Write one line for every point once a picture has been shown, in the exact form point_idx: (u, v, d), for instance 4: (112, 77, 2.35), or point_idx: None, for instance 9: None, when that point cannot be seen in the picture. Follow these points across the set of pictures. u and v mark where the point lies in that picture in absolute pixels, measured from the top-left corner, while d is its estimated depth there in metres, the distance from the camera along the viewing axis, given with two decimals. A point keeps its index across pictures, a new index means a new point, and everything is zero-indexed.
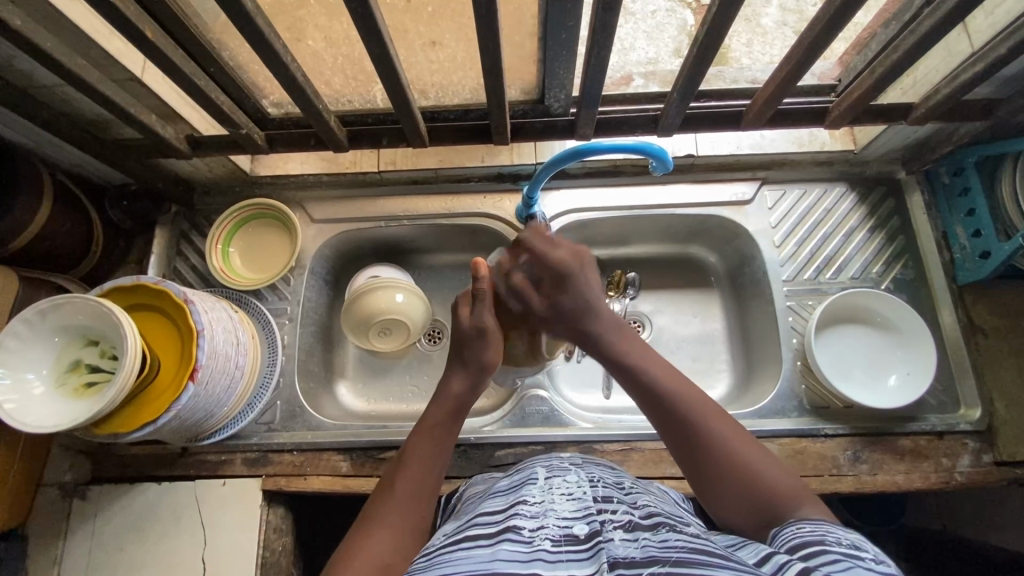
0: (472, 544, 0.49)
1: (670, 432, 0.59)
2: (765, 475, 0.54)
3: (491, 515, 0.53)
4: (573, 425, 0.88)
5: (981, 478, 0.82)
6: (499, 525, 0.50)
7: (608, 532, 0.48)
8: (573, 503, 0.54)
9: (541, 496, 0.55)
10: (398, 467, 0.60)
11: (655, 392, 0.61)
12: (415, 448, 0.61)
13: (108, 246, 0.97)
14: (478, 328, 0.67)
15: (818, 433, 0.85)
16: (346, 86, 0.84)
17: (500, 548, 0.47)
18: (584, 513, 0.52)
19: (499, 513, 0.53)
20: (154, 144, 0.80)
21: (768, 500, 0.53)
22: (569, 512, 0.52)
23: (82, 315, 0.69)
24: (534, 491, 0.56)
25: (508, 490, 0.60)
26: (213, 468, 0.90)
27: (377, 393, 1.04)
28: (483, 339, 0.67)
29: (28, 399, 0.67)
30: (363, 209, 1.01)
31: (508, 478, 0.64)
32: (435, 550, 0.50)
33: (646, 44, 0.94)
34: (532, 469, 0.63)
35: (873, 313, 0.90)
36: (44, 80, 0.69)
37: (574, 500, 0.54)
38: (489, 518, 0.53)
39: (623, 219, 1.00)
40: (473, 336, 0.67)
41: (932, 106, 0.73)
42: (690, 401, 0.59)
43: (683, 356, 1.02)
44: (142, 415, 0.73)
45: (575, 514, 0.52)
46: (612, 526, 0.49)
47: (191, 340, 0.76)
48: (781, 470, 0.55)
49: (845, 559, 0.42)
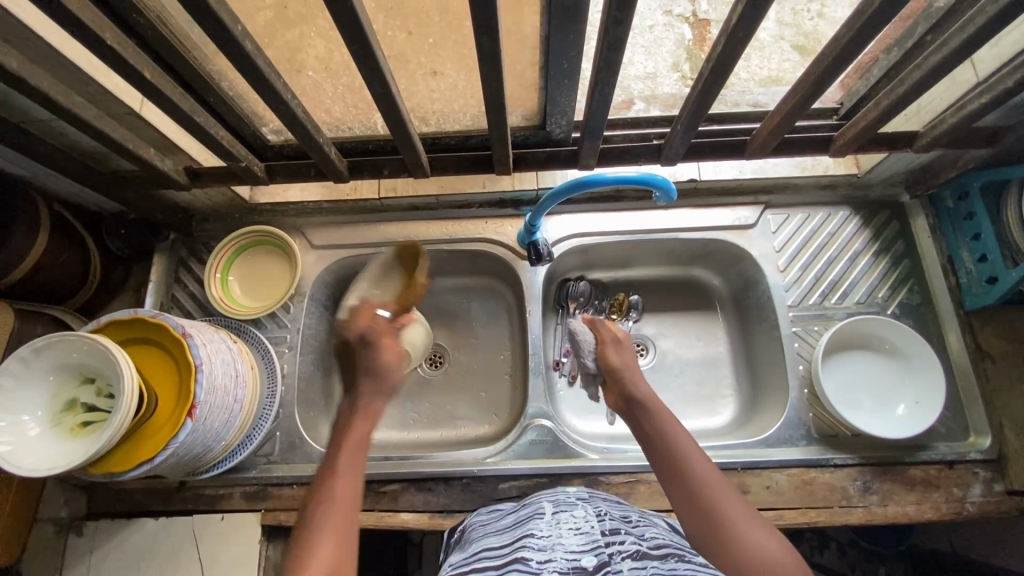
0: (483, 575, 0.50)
1: (676, 489, 0.59)
2: (767, 548, 0.51)
3: (499, 549, 0.54)
4: (579, 457, 0.86)
5: (992, 508, 0.81)
6: (507, 557, 0.51)
7: (616, 563, 0.48)
8: (581, 536, 0.53)
9: (549, 531, 0.55)
10: (314, 504, 0.55)
11: (670, 455, 0.61)
12: (322, 484, 0.57)
13: (105, 275, 0.96)
14: (365, 334, 0.70)
15: (827, 463, 0.84)
16: (346, 114, 0.83)
17: None
18: (591, 545, 0.51)
19: (506, 546, 0.54)
20: (151, 176, 0.79)
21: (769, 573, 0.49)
22: (576, 545, 0.52)
23: (76, 353, 0.68)
24: (541, 525, 0.57)
25: (513, 524, 0.61)
26: (212, 502, 0.88)
27: (377, 421, 1.03)
28: (369, 346, 0.69)
29: (23, 441, 0.66)
30: (362, 235, 1.00)
31: (514, 513, 0.64)
32: None
33: (645, 59, 0.99)
34: (538, 505, 0.63)
35: (880, 339, 0.89)
36: (39, 115, 0.68)
37: (582, 533, 0.54)
38: (496, 551, 0.54)
39: (625, 244, 0.99)
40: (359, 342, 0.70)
41: (938, 134, 0.73)
42: (700, 463, 0.60)
43: (687, 380, 1.01)
44: (139, 453, 0.71)
45: (582, 546, 0.52)
46: (620, 556, 0.49)
47: (189, 376, 0.75)
48: (780, 542, 0.52)
49: None
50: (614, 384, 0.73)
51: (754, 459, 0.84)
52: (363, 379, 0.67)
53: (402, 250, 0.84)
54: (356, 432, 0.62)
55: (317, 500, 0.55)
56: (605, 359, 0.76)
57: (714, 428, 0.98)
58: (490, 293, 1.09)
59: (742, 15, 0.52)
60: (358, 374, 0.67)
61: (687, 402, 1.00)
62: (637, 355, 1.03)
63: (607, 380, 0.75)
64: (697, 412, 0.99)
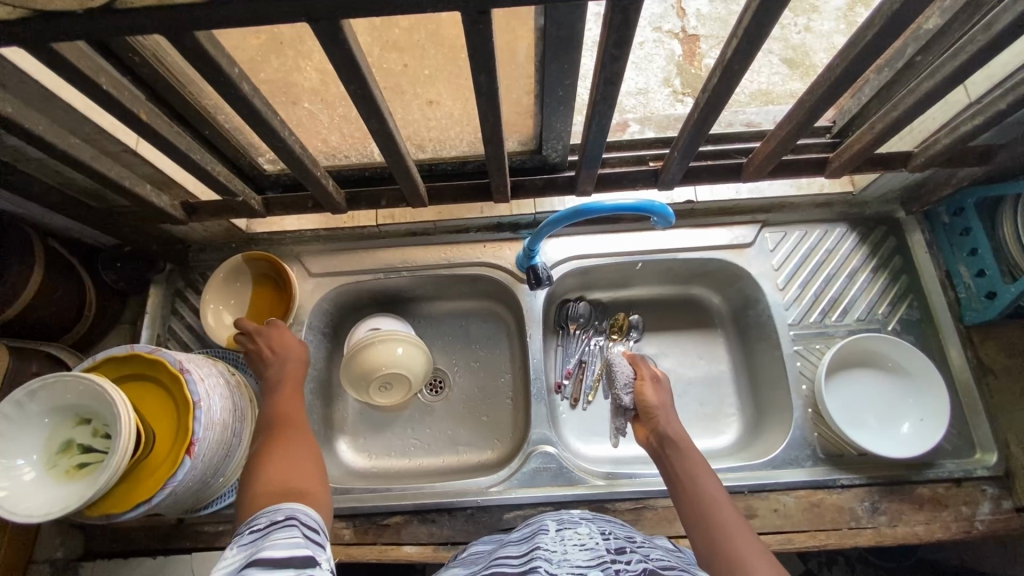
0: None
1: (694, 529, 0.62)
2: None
3: (511, 561, 0.53)
4: (584, 483, 0.85)
5: (1001, 526, 0.80)
6: (524, 565, 0.51)
7: None
8: (586, 552, 0.54)
9: (555, 545, 0.55)
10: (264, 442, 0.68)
11: (694, 490, 0.66)
12: (272, 424, 0.71)
13: (101, 309, 0.95)
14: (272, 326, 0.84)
15: (835, 484, 0.83)
16: (343, 143, 0.84)
17: None
18: (597, 561, 0.52)
19: (520, 559, 0.53)
20: (147, 211, 0.78)
21: None
22: (583, 560, 0.52)
23: (73, 394, 0.67)
24: (547, 539, 0.57)
25: (521, 539, 0.60)
26: (212, 539, 0.87)
27: (379, 448, 1.02)
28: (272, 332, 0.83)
29: (19, 486, 0.65)
30: (361, 261, 1.00)
31: (519, 529, 0.64)
32: None
33: (636, 75, 1.02)
34: (542, 522, 0.63)
35: (883, 357, 0.88)
36: (34, 155, 0.67)
37: (587, 549, 0.54)
38: (511, 562, 0.53)
39: (624, 265, 0.99)
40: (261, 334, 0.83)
41: (932, 155, 0.73)
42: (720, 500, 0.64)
43: (691, 400, 1.01)
44: (137, 493, 0.70)
45: (588, 562, 0.52)
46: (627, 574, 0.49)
47: (187, 414, 0.73)
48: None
49: None
50: (648, 420, 0.80)
51: (762, 482, 0.83)
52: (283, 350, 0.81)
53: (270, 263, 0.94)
54: (289, 382, 0.78)
55: (267, 439, 0.68)
56: (640, 395, 0.83)
57: (718, 448, 0.97)
58: (490, 316, 1.08)
59: (737, 48, 0.52)
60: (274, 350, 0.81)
61: (691, 423, 0.99)
62: None
63: (643, 416, 0.81)
64: (702, 432, 0.98)
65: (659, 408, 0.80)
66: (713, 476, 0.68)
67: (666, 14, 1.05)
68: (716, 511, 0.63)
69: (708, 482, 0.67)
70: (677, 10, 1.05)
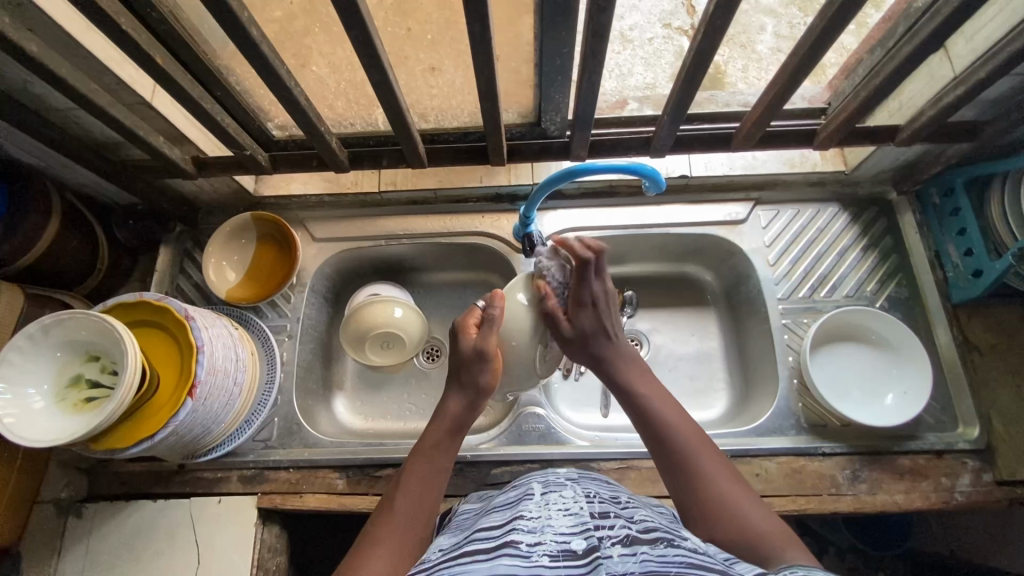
0: (469, 559, 0.47)
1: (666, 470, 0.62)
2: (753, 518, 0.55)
3: (489, 531, 0.52)
4: (570, 443, 0.88)
5: (982, 498, 0.81)
6: (497, 540, 0.49)
7: (606, 548, 0.46)
8: (570, 518, 0.52)
9: (537, 512, 0.54)
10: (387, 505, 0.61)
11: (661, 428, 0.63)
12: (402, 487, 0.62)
13: (114, 264, 0.99)
14: (478, 348, 0.67)
15: (816, 451, 0.84)
16: (348, 110, 0.87)
17: (497, 562, 0.46)
18: (581, 528, 0.50)
19: (496, 528, 0.52)
20: (160, 164, 0.82)
21: (752, 541, 0.53)
22: (565, 527, 0.51)
23: (85, 331, 0.71)
24: (530, 506, 0.55)
25: (507, 504, 0.59)
26: (210, 485, 0.89)
27: (374, 411, 1.04)
28: (483, 362, 0.67)
29: (27, 414, 0.68)
30: (363, 228, 1.03)
31: (504, 494, 0.63)
32: (433, 567, 0.48)
33: (644, 69, 1.04)
34: (527, 485, 0.62)
35: (868, 331, 0.90)
36: (56, 104, 0.71)
37: (571, 515, 0.53)
38: (485, 533, 0.52)
39: (619, 238, 1.01)
40: (473, 359, 0.67)
41: (917, 128, 0.76)
42: (690, 437, 0.62)
43: (681, 374, 1.03)
44: (139, 430, 0.74)
45: (571, 529, 0.50)
46: (610, 541, 0.48)
47: (191, 357, 0.77)
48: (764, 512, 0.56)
49: None
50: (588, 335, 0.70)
51: (744, 447, 0.85)
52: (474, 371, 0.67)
53: (274, 221, 0.97)
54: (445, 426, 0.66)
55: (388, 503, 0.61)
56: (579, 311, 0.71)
57: (707, 420, 0.99)
58: (488, 288, 1.11)
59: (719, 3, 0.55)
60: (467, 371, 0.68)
61: (681, 396, 1.01)
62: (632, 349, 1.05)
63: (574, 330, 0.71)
64: (690, 405, 1.00)
65: (597, 330, 0.71)
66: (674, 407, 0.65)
67: (675, 11, 1.09)
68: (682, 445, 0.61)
69: (668, 412, 0.64)
70: (686, 8, 1.09)
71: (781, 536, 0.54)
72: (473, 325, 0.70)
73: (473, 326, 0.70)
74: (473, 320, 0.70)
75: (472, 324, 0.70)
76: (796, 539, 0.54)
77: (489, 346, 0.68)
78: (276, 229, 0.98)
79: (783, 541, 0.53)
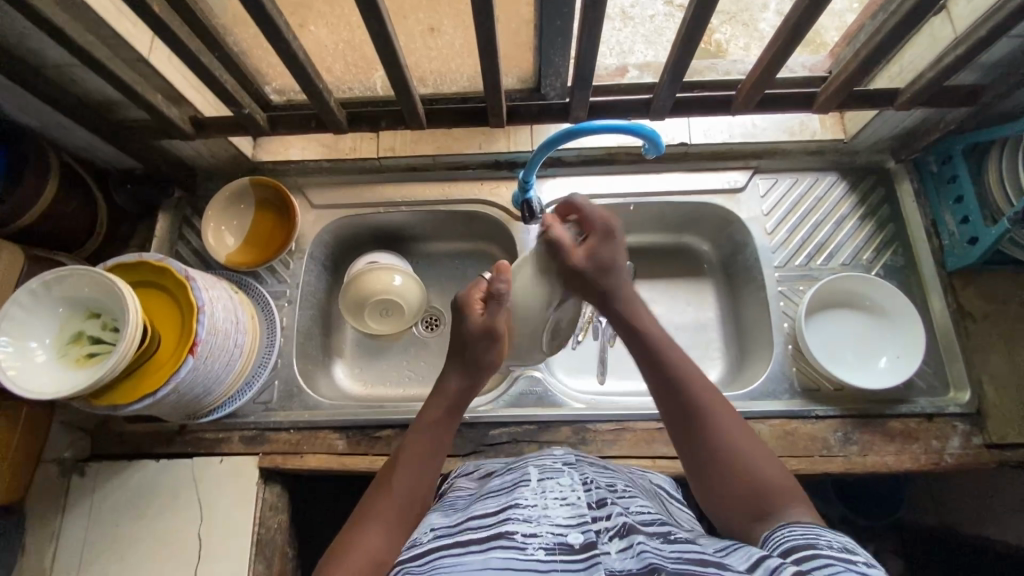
0: (465, 550, 0.48)
1: (679, 428, 0.61)
2: (763, 473, 0.55)
3: (485, 517, 0.52)
4: (566, 406, 0.89)
5: (971, 459, 0.83)
6: (493, 530, 0.50)
7: (603, 544, 0.48)
8: (568, 508, 0.52)
9: (535, 500, 0.54)
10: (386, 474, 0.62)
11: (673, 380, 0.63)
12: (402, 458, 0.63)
13: (112, 229, 0.99)
14: (485, 326, 0.68)
15: (810, 414, 0.86)
16: (347, 73, 0.86)
17: (492, 555, 0.46)
18: (578, 520, 0.50)
19: (492, 515, 0.52)
20: (158, 124, 0.82)
21: (759, 495, 0.54)
22: (563, 517, 0.51)
23: (87, 288, 0.71)
24: (526, 493, 0.55)
25: (502, 489, 0.58)
26: (211, 446, 0.90)
27: (373, 377, 1.05)
28: (490, 341, 0.69)
29: (30, 367, 0.69)
30: (362, 196, 1.03)
31: (502, 476, 0.62)
32: (428, 554, 0.49)
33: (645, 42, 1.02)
34: (524, 470, 0.61)
35: (862, 298, 0.91)
36: (53, 60, 0.71)
37: (568, 505, 0.53)
38: (481, 520, 0.52)
39: (618, 207, 1.01)
40: (479, 337, 0.68)
41: (917, 90, 0.76)
42: (702, 391, 0.62)
43: (677, 343, 1.04)
44: (141, 387, 0.74)
45: (568, 521, 0.51)
46: (606, 535, 0.49)
47: (191, 316, 0.77)
48: (779, 471, 0.56)
49: (835, 563, 0.43)
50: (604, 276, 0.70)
51: (738, 409, 0.86)
52: (478, 350, 0.69)
53: (273, 186, 0.97)
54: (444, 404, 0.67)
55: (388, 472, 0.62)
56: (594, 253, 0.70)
57: None
58: (487, 258, 1.11)
59: None
60: (471, 351, 0.69)
61: None
62: None
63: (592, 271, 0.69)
64: None
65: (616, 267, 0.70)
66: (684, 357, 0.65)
67: None
68: (702, 401, 0.61)
69: (680, 362, 0.64)
70: None
71: (787, 488, 0.54)
72: (478, 299, 0.70)
73: (479, 301, 0.70)
74: (478, 293, 0.70)
75: (478, 298, 0.70)
76: (803, 493, 0.54)
77: (496, 322, 0.68)
78: (275, 194, 0.98)
79: (789, 495, 0.53)
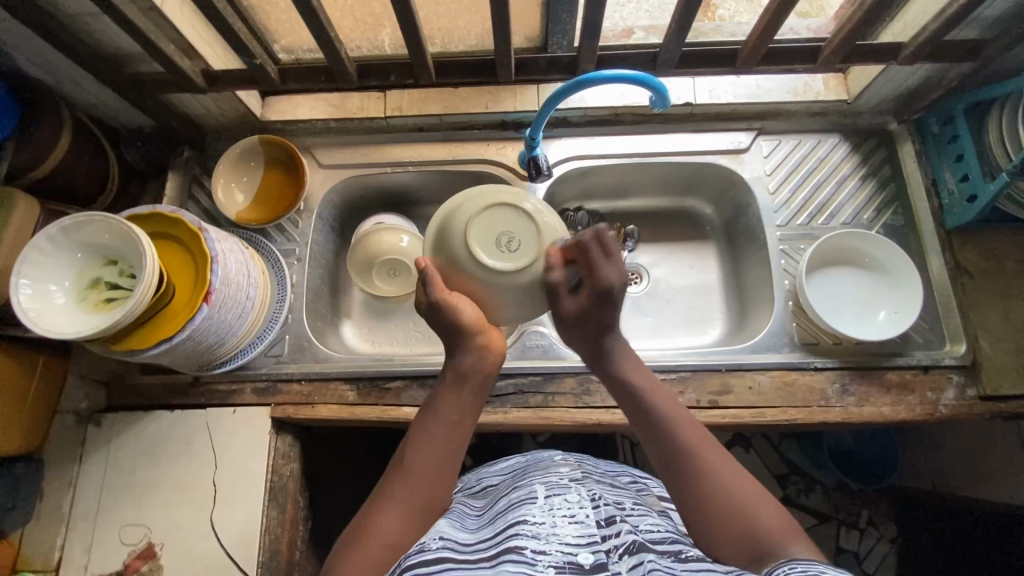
0: (474, 567, 0.49)
1: (665, 473, 0.59)
2: (760, 517, 0.53)
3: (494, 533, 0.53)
4: (572, 358, 0.91)
5: (964, 410, 0.85)
6: (500, 547, 0.51)
7: (612, 563, 0.49)
8: (576, 527, 0.53)
9: (542, 517, 0.54)
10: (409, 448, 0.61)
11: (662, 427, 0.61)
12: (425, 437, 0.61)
13: (123, 186, 1.00)
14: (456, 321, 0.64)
15: (809, 366, 0.88)
16: (356, 29, 0.87)
17: (503, 568, 0.47)
18: (587, 539, 0.51)
19: (500, 533, 0.53)
20: (170, 76, 0.83)
21: (759, 540, 0.51)
22: (572, 536, 0.52)
23: (107, 235, 0.73)
24: (534, 509, 0.55)
25: (507, 507, 0.59)
26: (224, 397, 0.92)
27: (381, 337, 1.07)
28: (465, 338, 0.64)
29: (50, 308, 0.70)
30: (369, 156, 1.04)
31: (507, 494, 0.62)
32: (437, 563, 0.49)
33: None
34: (530, 487, 0.61)
35: (862, 254, 0.93)
36: (66, 8, 0.72)
37: (577, 523, 0.53)
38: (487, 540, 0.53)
39: (623, 167, 1.03)
40: (454, 332, 0.64)
41: (920, 44, 0.77)
42: (689, 435, 0.60)
43: (679, 304, 1.06)
44: (157, 333, 0.76)
45: (578, 539, 0.51)
46: (616, 554, 0.50)
47: (205, 266, 0.79)
48: (776, 511, 0.54)
49: None
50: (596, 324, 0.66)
51: (738, 361, 0.88)
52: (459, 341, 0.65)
53: (282, 144, 0.98)
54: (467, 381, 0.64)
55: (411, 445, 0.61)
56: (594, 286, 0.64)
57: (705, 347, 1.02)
58: None
59: None
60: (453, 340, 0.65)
61: (680, 325, 1.04)
62: (633, 281, 1.08)
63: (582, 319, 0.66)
64: (688, 333, 1.04)
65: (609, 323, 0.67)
66: (670, 400, 0.64)
67: None
68: (683, 441, 0.59)
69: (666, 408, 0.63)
70: None
71: (785, 531, 0.52)
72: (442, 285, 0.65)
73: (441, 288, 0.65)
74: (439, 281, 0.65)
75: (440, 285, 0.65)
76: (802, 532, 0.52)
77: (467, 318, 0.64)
78: (284, 151, 0.99)
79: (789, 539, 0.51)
